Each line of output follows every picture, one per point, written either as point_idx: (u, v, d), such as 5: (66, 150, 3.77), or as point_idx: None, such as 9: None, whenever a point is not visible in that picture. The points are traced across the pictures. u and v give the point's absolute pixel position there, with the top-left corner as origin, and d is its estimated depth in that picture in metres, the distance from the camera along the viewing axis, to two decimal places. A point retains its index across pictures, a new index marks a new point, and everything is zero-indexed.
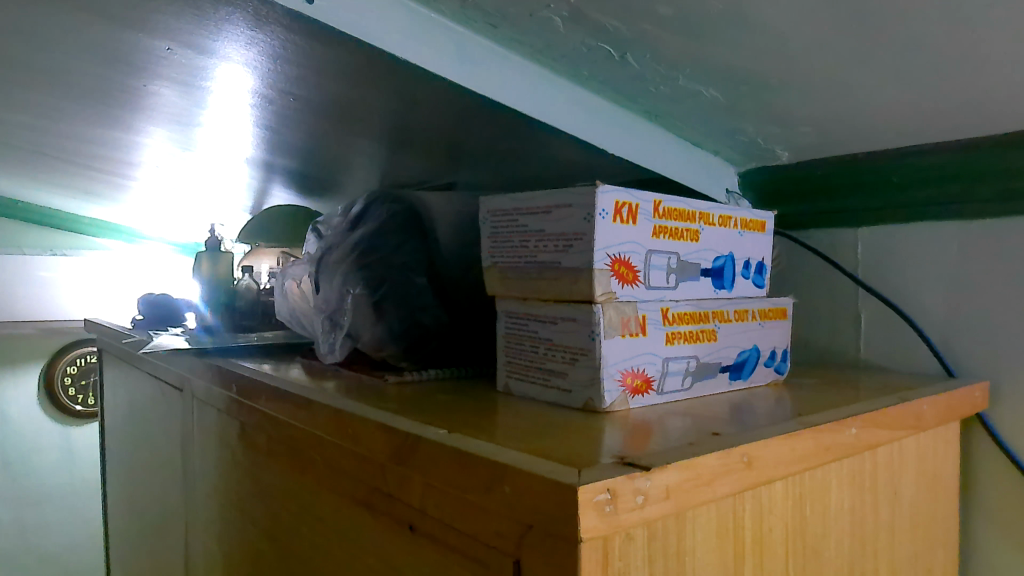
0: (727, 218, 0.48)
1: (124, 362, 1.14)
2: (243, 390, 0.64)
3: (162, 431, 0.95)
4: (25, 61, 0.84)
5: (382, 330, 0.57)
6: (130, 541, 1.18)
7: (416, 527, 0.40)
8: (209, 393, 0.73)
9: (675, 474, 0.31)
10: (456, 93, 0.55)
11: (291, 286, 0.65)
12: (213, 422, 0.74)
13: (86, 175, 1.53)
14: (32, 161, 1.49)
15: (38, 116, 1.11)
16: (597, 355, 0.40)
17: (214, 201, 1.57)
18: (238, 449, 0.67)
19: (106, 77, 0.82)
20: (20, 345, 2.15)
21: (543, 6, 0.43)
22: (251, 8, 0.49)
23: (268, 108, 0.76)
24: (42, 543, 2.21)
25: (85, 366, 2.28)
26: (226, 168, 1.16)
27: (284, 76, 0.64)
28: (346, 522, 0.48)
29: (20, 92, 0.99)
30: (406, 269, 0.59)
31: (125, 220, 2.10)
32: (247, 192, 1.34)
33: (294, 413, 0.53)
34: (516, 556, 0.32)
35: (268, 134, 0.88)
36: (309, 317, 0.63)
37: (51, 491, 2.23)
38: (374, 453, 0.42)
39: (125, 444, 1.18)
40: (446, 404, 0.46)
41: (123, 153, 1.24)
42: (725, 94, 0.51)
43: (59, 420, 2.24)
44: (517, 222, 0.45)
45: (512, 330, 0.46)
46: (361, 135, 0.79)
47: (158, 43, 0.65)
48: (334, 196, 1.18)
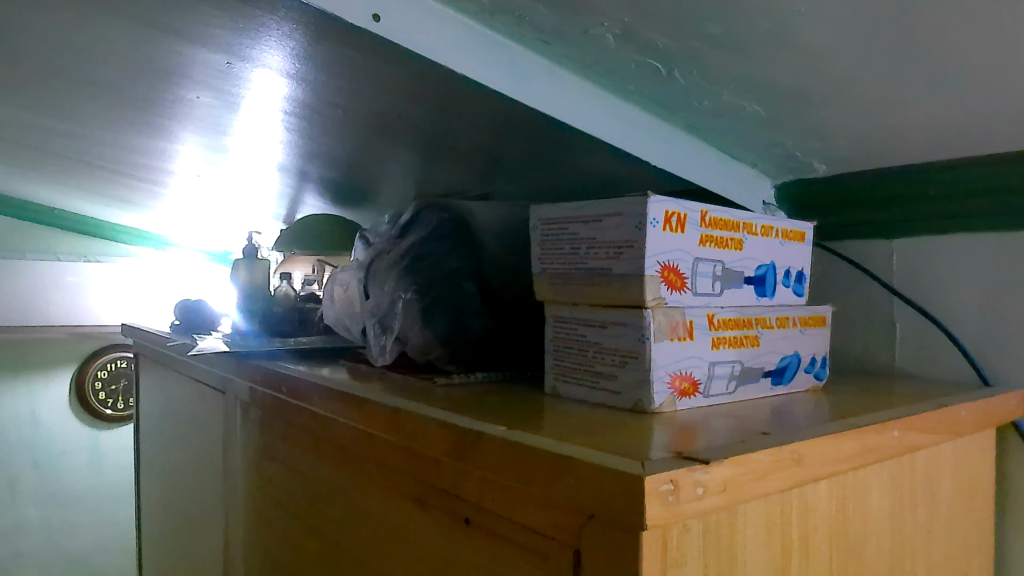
0: (769, 228, 0.49)
1: (163, 365, 1.17)
2: (289, 391, 0.65)
3: (202, 431, 0.98)
4: (74, 71, 0.87)
5: (430, 333, 0.57)
6: (166, 540, 1.21)
7: (471, 520, 0.42)
8: (253, 393, 0.75)
9: (731, 469, 0.33)
10: (506, 105, 0.57)
11: (339, 292, 0.66)
12: (256, 421, 0.76)
13: (123, 181, 1.56)
14: (70, 167, 1.53)
15: (83, 125, 1.14)
16: (647, 358, 0.42)
17: (248, 209, 1.60)
18: (282, 447, 0.70)
19: (154, 87, 0.84)
20: (51, 349, 2.21)
21: (596, 24, 0.45)
22: (311, 24, 0.51)
23: (313, 119, 0.79)
24: (69, 543, 2.25)
25: (116, 371, 2.31)
26: (263, 177, 1.20)
27: (332, 87, 0.66)
28: (396, 519, 0.50)
29: (65, 100, 1.03)
30: (456, 274, 0.59)
31: (158, 228, 2.14)
32: (280, 200, 1.37)
33: (343, 411, 0.54)
34: (576, 546, 0.34)
35: (309, 143, 0.91)
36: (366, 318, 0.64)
37: (80, 493, 2.27)
38: (428, 450, 0.44)
39: (161, 444, 1.21)
40: (496, 405, 0.48)
41: (164, 163, 1.28)
42: (767, 108, 0.53)
43: (89, 424, 2.29)
44: (567, 229, 0.46)
45: (561, 335, 0.48)
46: (403, 144, 0.81)
47: (216, 57, 0.67)
48: (370, 205, 1.20)
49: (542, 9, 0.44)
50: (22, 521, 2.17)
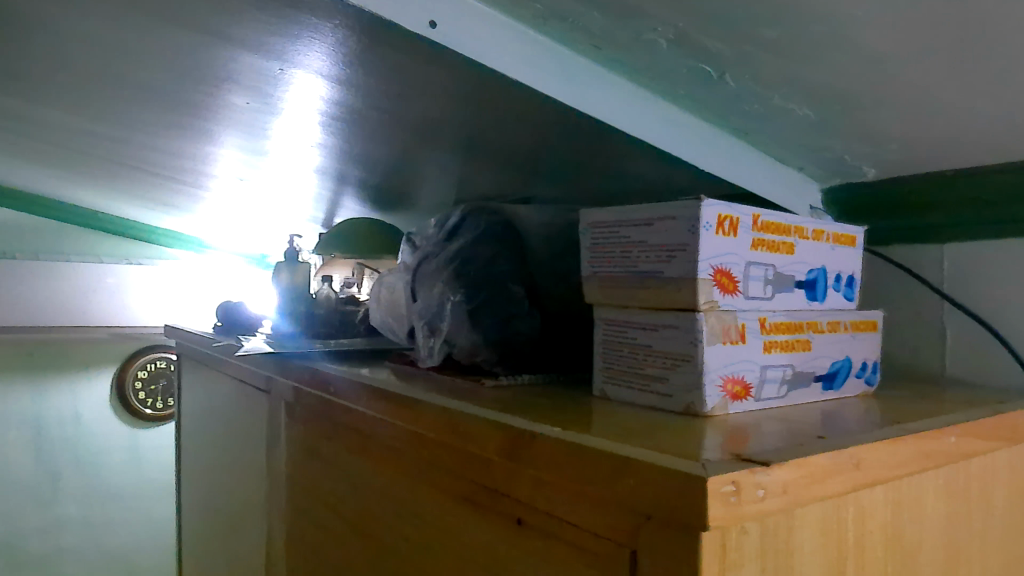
0: (820, 232, 0.49)
1: (206, 365, 1.19)
2: (335, 392, 0.66)
3: (245, 430, 0.99)
4: (127, 77, 0.90)
5: (477, 336, 0.56)
6: (207, 537, 1.23)
7: (523, 520, 0.42)
8: (298, 392, 0.77)
9: (791, 471, 0.33)
10: (554, 110, 0.57)
11: (386, 295, 0.67)
12: (301, 420, 0.78)
13: (166, 185, 1.60)
14: (116, 171, 1.56)
15: (132, 131, 1.17)
16: (700, 361, 0.42)
17: (288, 213, 1.63)
18: (327, 447, 0.71)
19: (204, 93, 0.86)
20: (93, 350, 2.26)
21: (650, 30, 0.45)
22: (364, 31, 0.53)
23: (358, 123, 0.80)
24: (109, 539, 2.30)
25: (155, 372, 2.35)
26: (304, 181, 1.21)
27: (380, 92, 0.67)
28: (444, 519, 0.50)
29: (116, 106, 1.06)
30: (504, 277, 0.59)
31: (197, 231, 2.17)
32: (320, 204, 1.39)
33: (391, 411, 0.55)
34: (633, 547, 0.34)
35: (352, 147, 0.92)
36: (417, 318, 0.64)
37: (119, 490, 2.32)
38: (480, 450, 0.44)
39: (203, 443, 1.23)
40: (545, 407, 0.49)
41: (208, 167, 1.30)
42: (818, 112, 0.53)
43: (128, 423, 2.33)
44: (618, 233, 0.47)
45: (610, 338, 0.48)
46: (447, 148, 0.82)
47: (269, 64, 0.69)
48: (410, 209, 1.21)
49: (596, 15, 0.45)
50: (64, 516, 2.23)
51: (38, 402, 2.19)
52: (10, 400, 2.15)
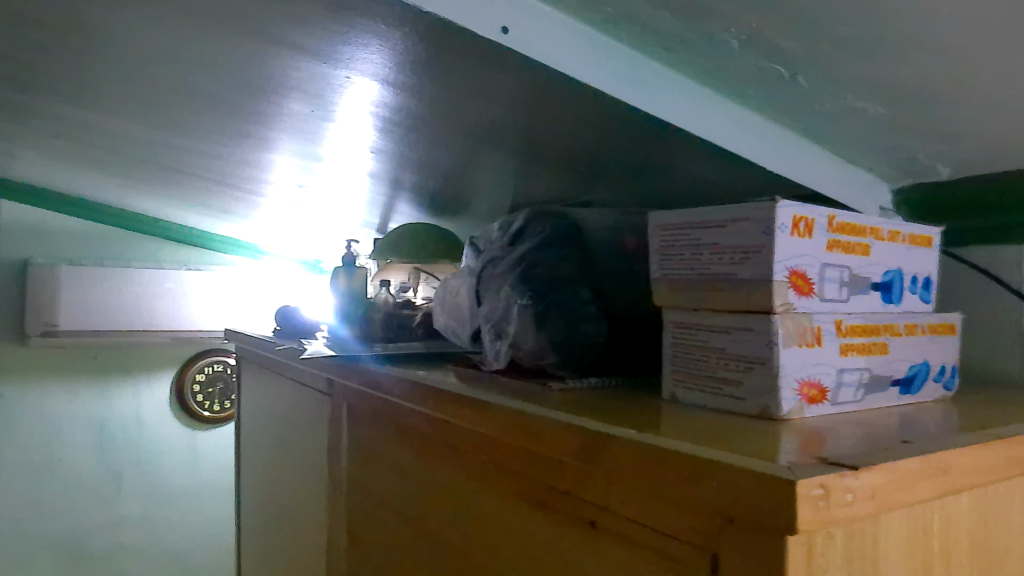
0: (896, 233, 0.48)
1: (266, 368, 1.22)
2: (399, 394, 0.67)
3: (305, 432, 1.01)
4: (195, 89, 0.93)
5: (545, 338, 0.56)
6: (266, 537, 1.26)
7: (596, 522, 0.42)
8: (362, 394, 0.78)
9: (879, 475, 0.32)
10: (620, 113, 0.57)
11: (451, 298, 0.68)
12: (364, 422, 0.79)
13: (224, 193, 1.64)
14: (177, 179, 1.61)
15: (197, 141, 1.21)
16: (775, 364, 0.41)
17: (344, 219, 1.66)
18: (391, 448, 0.72)
19: (269, 103, 0.89)
20: (154, 353, 2.33)
21: (722, 31, 0.45)
22: (434, 39, 0.54)
23: (419, 129, 0.81)
24: (167, 538, 2.36)
25: (212, 374, 2.41)
26: (361, 187, 1.24)
27: (444, 98, 0.68)
28: (512, 521, 0.51)
29: (183, 117, 1.09)
30: (570, 280, 0.58)
31: (253, 237, 2.22)
32: (376, 209, 1.42)
33: (460, 413, 0.56)
34: (714, 550, 0.34)
35: (412, 153, 0.93)
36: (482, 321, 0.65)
37: (179, 490, 2.38)
38: (552, 452, 0.45)
39: (263, 445, 1.26)
40: (615, 409, 0.49)
41: (268, 174, 1.34)
42: (893, 112, 0.52)
43: (187, 424, 2.39)
44: (688, 235, 0.47)
45: (680, 340, 0.48)
46: (507, 153, 0.83)
47: (336, 73, 0.70)
48: (465, 214, 1.22)
49: (668, 17, 0.45)
50: (125, 514, 2.31)
51: (103, 404, 2.27)
52: (78, 402, 2.24)
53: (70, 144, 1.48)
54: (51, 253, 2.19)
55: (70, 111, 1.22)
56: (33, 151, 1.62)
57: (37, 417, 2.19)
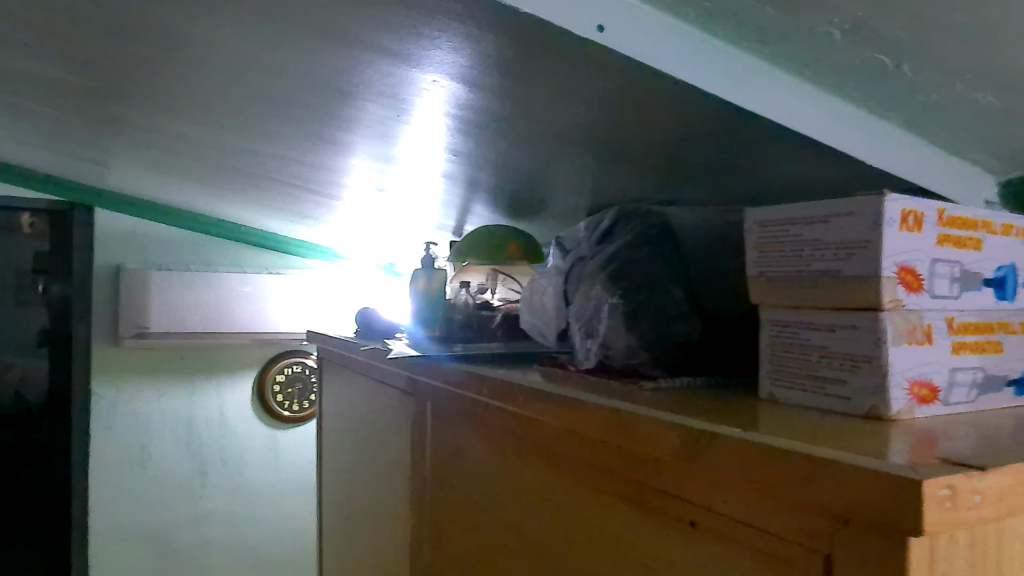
0: (1010, 227, 0.46)
1: (349, 369, 1.24)
2: (487, 393, 0.68)
3: (389, 431, 1.03)
4: (284, 98, 0.96)
5: (635, 337, 0.56)
6: (349, 534, 1.28)
7: (697, 522, 0.42)
8: (448, 394, 0.79)
9: (1007, 477, 0.31)
10: (712, 109, 0.57)
11: (538, 298, 0.68)
12: (450, 422, 0.80)
13: (306, 198, 1.69)
14: (260, 185, 1.66)
15: (283, 148, 1.25)
16: (886, 363, 0.40)
17: (420, 222, 1.69)
18: (478, 447, 0.72)
19: (356, 111, 0.91)
20: (237, 355, 2.41)
21: (824, 21, 0.44)
22: (525, 40, 0.54)
23: (502, 131, 0.82)
24: (250, 533, 2.44)
25: (292, 375, 2.48)
26: (441, 190, 1.26)
27: (530, 100, 0.68)
28: (607, 521, 0.51)
29: (270, 126, 1.13)
30: (663, 280, 0.58)
31: (330, 241, 2.28)
32: (453, 212, 1.43)
33: (552, 412, 0.56)
34: (828, 552, 0.33)
35: (493, 155, 0.94)
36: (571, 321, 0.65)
37: (261, 487, 2.45)
38: (651, 450, 0.44)
39: (346, 444, 1.29)
40: (713, 408, 0.48)
41: (349, 179, 1.37)
42: (1004, 100, 0.50)
43: (268, 424, 2.46)
44: (789, 231, 0.46)
45: (779, 338, 0.47)
46: (590, 154, 0.83)
47: (424, 80, 0.72)
48: (543, 215, 1.22)
49: (767, 9, 0.44)
50: (211, 510, 2.39)
51: (190, 403, 2.37)
52: (166, 401, 2.34)
53: (161, 153, 1.55)
54: (142, 259, 2.30)
55: (164, 123, 1.28)
56: (128, 161, 1.70)
57: (130, 415, 2.30)
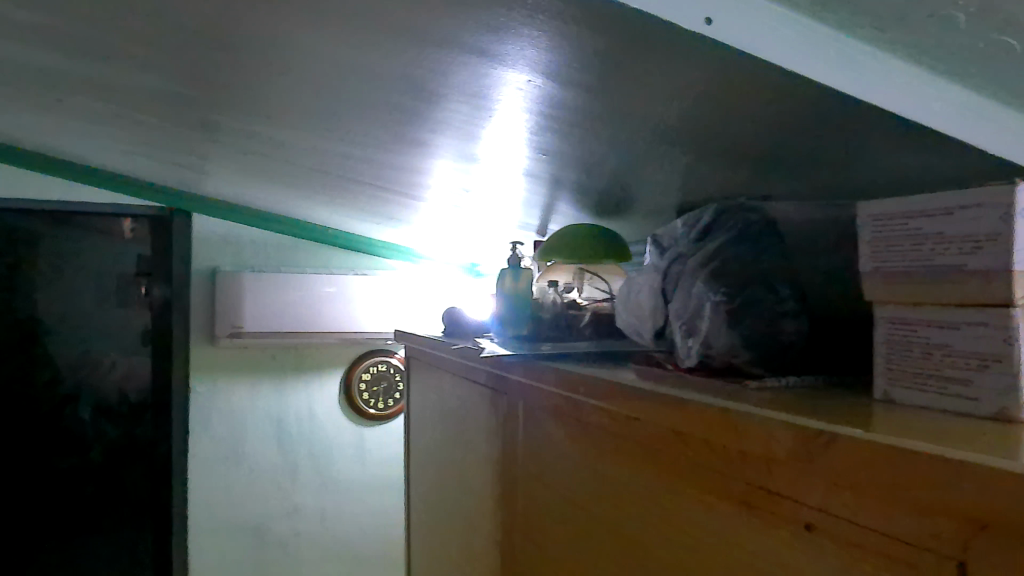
0: None
1: (438, 368, 1.26)
2: (584, 392, 0.68)
3: (478, 430, 1.04)
4: (375, 106, 0.98)
5: (737, 335, 0.54)
6: (437, 530, 1.31)
7: (812, 526, 0.41)
8: (541, 392, 0.79)
9: None
10: (820, 101, 0.55)
11: (636, 296, 0.68)
12: (543, 421, 0.80)
13: (392, 199, 1.72)
14: (348, 189, 1.71)
15: (371, 151, 1.28)
16: (1018, 362, 0.39)
17: (503, 221, 1.70)
18: (573, 446, 0.72)
19: (446, 115, 0.92)
20: (325, 354, 2.49)
21: (948, 6, 0.42)
22: (627, 37, 0.54)
23: (594, 130, 0.82)
24: (338, 527, 2.51)
25: (377, 373, 2.54)
26: (526, 190, 1.26)
27: (626, 98, 0.68)
28: (712, 522, 0.50)
29: (360, 132, 1.16)
30: (771, 276, 0.57)
31: (414, 242, 2.32)
32: (537, 211, 1.44)
33: (655, 411, 0.56)
34: (962, 558, 0.32)
35: (582, 154, 0.94)
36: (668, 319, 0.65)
37: (348, 482, 2.52)
38: (764, 450, 0.44)
39: (433, 442, 1.31)
40: (825, 406, 0.47)
41: (435, 180, 1.40)
42: None
43: (355, 421, 2.53)
44: (907, 225, 0.44)
45: (895, 336, 0.45)
46: (683, 152, 0.82)
47: (517, 82, 0.72)
48: (630, 213, 1.22)
49: None
50: (300, 504, 2.47)
51: (281, 401, 2.45)
52: (259, 399, 2.43)
53: (255, 158, 1.60)
54: (236, 261, 2.39)
55: (260, 131, 1.33)
56: (225, 167, 1.77)
57: (225, 412, 2.40)
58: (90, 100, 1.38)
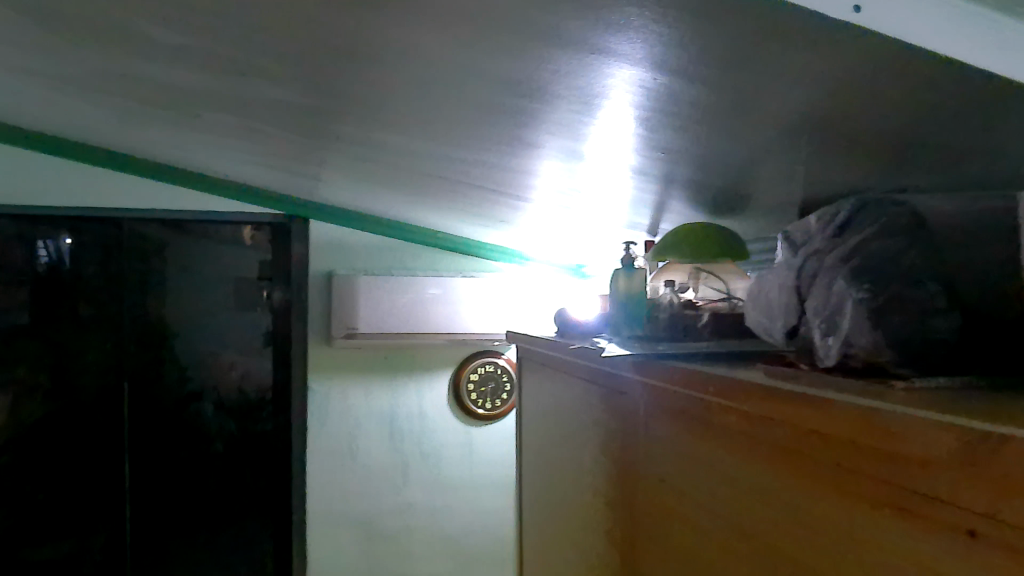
0: None
1: (551, 368, 1.27)
2: (712, 392, 0.68)
3: (594, 430, 1.04)
4: (491, 110, 1.00)
5: (881, 334, 0.53)
6: (550, 530, 1.31)
7: (974, 533, 0.39)
8: (664, 392, 0.79)
9: None
10: (972, 84, 0.53)
11: (769, 292, 0.67)
12: (666, 422, 0.79)
13: (500, 202, 1.75)
14: (457, 192, 1.74)
15: (483, 154, 1.30)
16: None
17: (610, 222, 1.70)
18: (698, 447, 0.72)
19: (563, 117, 0.93)
20: (434, 355, 2.54)
21: None
22: (765, 29, 0.53)
23: (716, 126, 0.81)
24: (448, 524, 2.56)
25: (484, 374, 2.57)
26: (639, 189, 1.26)
27: (754, 93, 0.67)
28: (857, 526, 0.48)
29: (475, 136, 1.18)
30: (915, 271, 0.55)
31: (521, 244, 2.35)
32: (648, 210, 1.43)
33: (792, 411, 0.54)
34: None
35: (702, 151, 0.93)
36: (801, 318, 0.63)
37: (457, 481, 2.57)
38: (919, 452, 0.42)
39: (546, 441, 1.31)
40: (983, 407, 0.45)
41: (545, 182, 1.41)
42: None
43: (464, 421, 2.57)
44: None
45: None
46: (811, 146, 0.80)
47: (640, 81, 0.72)
48: (746, 210, 1.19)
49: None
50: (411, 500, 2.54)
51: (393, 400, 2.53)
52: (373, 398, 2.51)
53: (371, 165, 1.66)
54: (351, 265, 2.49)
55: (377, 138, 1.37)
56: (341, 174, 1.85)
57: (341, 410, 2.50)
58: (222, 115, 1.47)
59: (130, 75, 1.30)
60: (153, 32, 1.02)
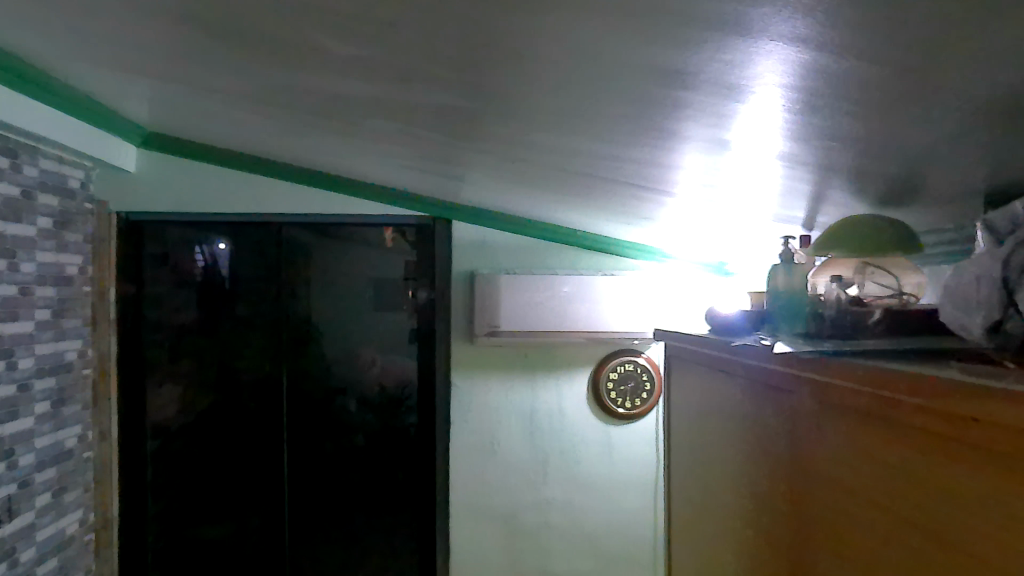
0: None
1: (704, 366, 1.24)
2: (900, 392, 0.64)
3: (754, 429, 1.01)
4: (646, 104, 0.99)
5: None
6: (703, 531, 1.28)
7: None
8: (839, 391, 0.75)
9: None
10: None
11: (968, 284, 0.64)
12: (842, 422, 0.75)
13: (641, 197, 1.73)
14: (598, 189, 1.74)
15: (631, 149, 1.29)
16: None
17: (759, 216, 1.64)
18: (884, 450, 0.68)
19: (722, 107, 0.91)
20: (573, 353, 2.56)
21: None
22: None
23: (894, 109, 0.77)
24: (587, 522, 2.57)
25: (624, 373, 2.56)
26: (796, 180, 1.21)
27: (944, 69, 0.63)
28: None
29: (624, 130, 1.17)
30: None
31: (661, 240, 2.32)
32: (802, 202, 1.38)
33: (1005, 412, 0.51)
34: None
35: (873, 138, 0.89)
36: (1007, 312, 0.60)
37: (597, 478, 2.57)
38: None
39: (698, 441, 1.29)
40: None
41: (692, 176, 1.38)
42: None
43: (604, 420, 2.57)
44: None
45: None
46: (1001, 126, 0.74)
47: (814, 65, 0.69)
48: (917, 200, 1.12)
49: None
50: (551, 497, 2.56)
51: (533, 397, 2.56)
52: (513, 394, 2.55)
53: (516, 164, 1.69)
54: (492, 264, 2.54)
55: (523, 137, 1.39)
56: (485, 174, 1.89)
57: (483, 406, 2.56)
58: (376, 120, 1.54)
59: (295, 85, 1.39)
60: (322, 44, 1.08)
